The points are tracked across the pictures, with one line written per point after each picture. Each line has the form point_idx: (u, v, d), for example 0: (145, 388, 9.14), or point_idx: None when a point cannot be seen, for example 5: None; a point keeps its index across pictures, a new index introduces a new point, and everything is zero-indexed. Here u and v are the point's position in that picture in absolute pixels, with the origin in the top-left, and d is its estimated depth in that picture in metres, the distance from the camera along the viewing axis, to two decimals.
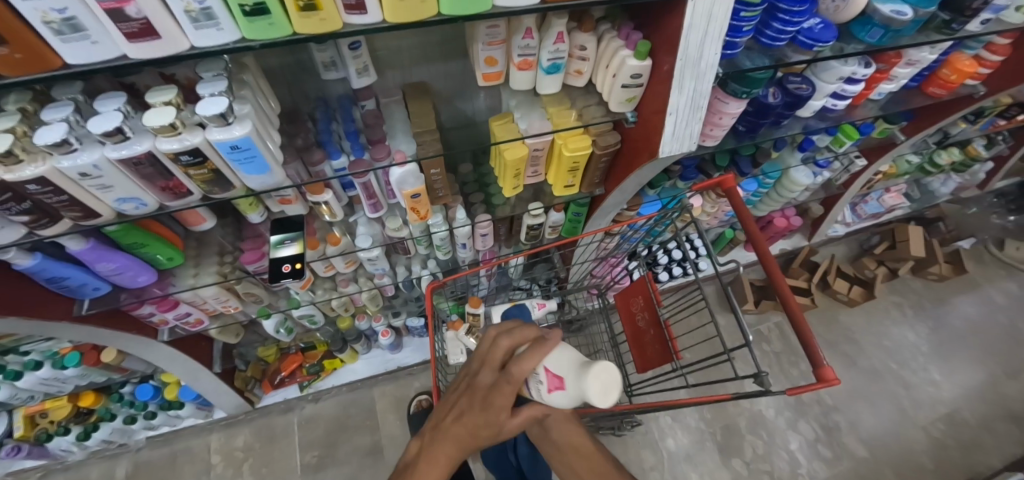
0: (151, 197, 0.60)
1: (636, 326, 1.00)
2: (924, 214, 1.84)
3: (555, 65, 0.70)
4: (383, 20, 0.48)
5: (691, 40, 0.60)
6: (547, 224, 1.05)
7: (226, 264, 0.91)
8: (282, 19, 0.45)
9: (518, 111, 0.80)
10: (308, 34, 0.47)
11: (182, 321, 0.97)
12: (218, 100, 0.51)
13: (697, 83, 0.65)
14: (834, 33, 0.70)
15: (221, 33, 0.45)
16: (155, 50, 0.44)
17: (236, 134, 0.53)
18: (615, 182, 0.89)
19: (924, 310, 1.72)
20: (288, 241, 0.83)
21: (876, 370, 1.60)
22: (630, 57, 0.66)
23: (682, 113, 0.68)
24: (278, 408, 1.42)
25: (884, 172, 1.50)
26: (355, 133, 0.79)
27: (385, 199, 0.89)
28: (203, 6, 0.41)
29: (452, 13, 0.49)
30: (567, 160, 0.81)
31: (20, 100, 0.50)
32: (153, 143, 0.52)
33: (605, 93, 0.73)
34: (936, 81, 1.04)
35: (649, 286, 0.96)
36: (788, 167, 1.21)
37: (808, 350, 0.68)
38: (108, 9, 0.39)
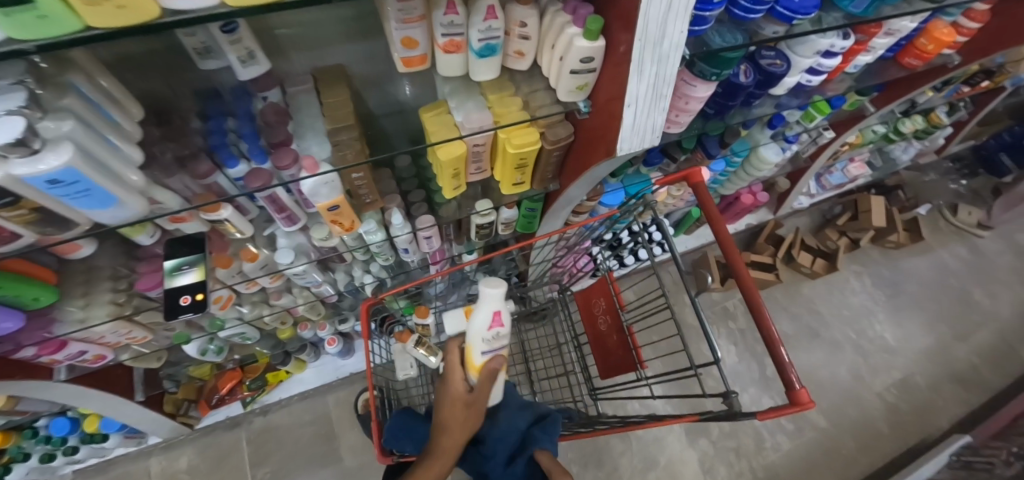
0: None
1: (598, 330, 0.92)
2: (885, 182, 1.83)
3: (488, 46, 0.57)
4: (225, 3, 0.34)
5: (651, 16, 0.48)
6: (499, 222, 0.94)
7: (121, 292, 0.77)
8: (56, 7, 0.30)
9: (452, 101, 0.67)
10: (112, 26, 0.33)
11: (79, 358, 0.84)
12: (11, 122, 0.37)
13: (659, 68, 0.54)
14: (817, 2, 0.60)
15: None
16: None
17: (48, 166, 0.39)
18: (570, 177, 0.79)
19: (882, 278, 1.74)
20: (186, 266, 0.70)
21: (836, 341, 1.62)
22: (578, 36, 0.53)
23: (641, 104, 0.57)
24: (222, 425, 1.29)
25: (850, 143, 1.45)
26: (254, 134, 0.64)
27: (302, 209, 0.75)
28: None
29: None
30: (513, 157, 0.69)
31: None
32: None
33: (552, 79, 0.61)
34: (913, 51, 0.97)
35: (611, 287, 0.88)
36: (757, 145, 1.13)
37: (781, 372, 0.62)
38: None
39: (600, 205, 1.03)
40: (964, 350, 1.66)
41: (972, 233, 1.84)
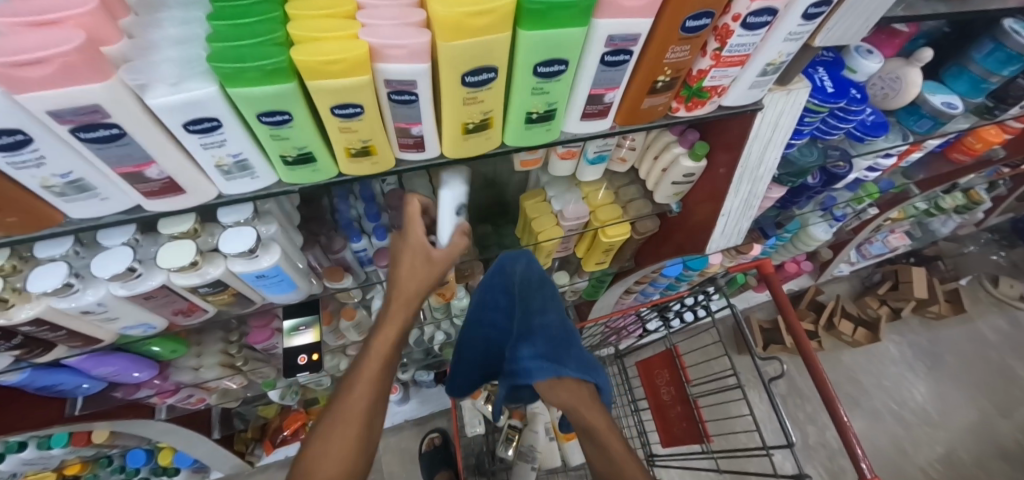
0: (161, 319, 0.53)
1: (660, 400, 0.97)
2: (923, 252, 1.86)
3: (600, 156, 0.65)
4: (441, 154, 0.42)
5: (753, 148, 0.56)
6: (569, 289, 1.01)
7: (232, 343, 0.82)
8: (327, 163, 0.39)
9: (551, 190, 0.75)
10: (356, 175, 0.41)
11: (183, 400, 0.88)
12: (245, 233, 0.46)
13: (753, 186, 0.61)
14: (887, 127, 0.68)
15: (255, 180, 0.39)
16: (178, 202, 0.39)
17: (263, 265, 0.48)
18: (647, 260, 0.85)
19: (922, 349, 1.74)
20: (303, 326, 0.75)
21: (877, 412, 1.61)
22: (684, 156, 0.61)
23: (733, 213, 0.64)
24: (278, 465, 1.28)
25: (892, 218, 1.50)
26: (378, 214, 0.73)
27: (406, 278, 0.84)
28: (238, 158, 0.36)
29: (520, 143, 0.43)
30: (603, 244, 0.77)
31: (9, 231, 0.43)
32: (168, 276, 0.46)
33: (650, 184, 0.69)
34: (960, 147, 1.03)
35: (677, 359, 0.93)
36: (808, 223, 1.19)
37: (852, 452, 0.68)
38: (125, 172, 0.34)
39: (660, 276, 1.08)
40: (1010, 427, 1.64)
41: (1014, 306, 1.84)
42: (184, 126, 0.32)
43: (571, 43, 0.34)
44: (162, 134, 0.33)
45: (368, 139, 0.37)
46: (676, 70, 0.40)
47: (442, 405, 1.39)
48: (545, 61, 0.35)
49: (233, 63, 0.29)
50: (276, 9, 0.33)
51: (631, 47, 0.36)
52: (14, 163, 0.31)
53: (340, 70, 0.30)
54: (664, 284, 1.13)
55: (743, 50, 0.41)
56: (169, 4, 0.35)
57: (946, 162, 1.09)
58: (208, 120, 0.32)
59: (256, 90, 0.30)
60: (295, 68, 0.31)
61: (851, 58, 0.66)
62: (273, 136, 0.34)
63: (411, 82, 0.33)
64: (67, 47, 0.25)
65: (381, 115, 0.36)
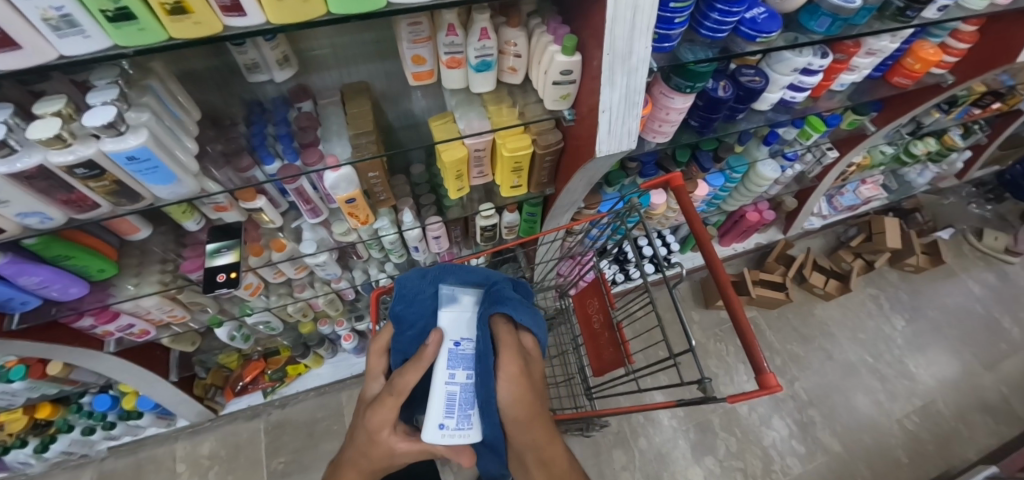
0: (56, 211, 0.58)
1: (592, 328, 0.97)
2: (902, 205, 1.81)
3: (484, 62, 0.66)
4: (268, 21, 0.45)
5: (616, 33, 0.57)
6: (502, 225, 1.02)
7: (168, 273, 0.87)
8: (153, 24, 0.42)
9: (457, 111, 0.76)
10: (188, 40, 0.45)
11: (127, 332, 0.93)
12: (107, 110, 0.49)
13: (629, 79, 0.62)
14: (778, 23, 0.67)
15: (89, 41, 0.42)
16: (22, 61, 0.42)
17: (130, 144, 0.51)
18: (563, 181, 0.86)
19: (902, 302, 1.68)
20: (224, 249, 0.79)
21: (853, 366, 1.55)
22: (559, 52, 0.62)
23: (615, 110, 0.65)
24: (243, 415, 1.33)
25: (857, 164, 1.48)
26: (288, 136, 0.76)
27: (325, 204, 0.86)
28: (61, 12, 0.39)
29: (343, 10, 0.45)
30: (508, 160, 0.78)
31: None
32: (44, 155, 0.50)
33: (540, 91, 0.70)
34: (901, 70, 1.01)
35: (603, 287, 0.94)
36: (755, 161, 1.18)
37: (748, 347, 0.67)
38: None
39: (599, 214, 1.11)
40: (993, 379, 1.56)
41: (1001, 259, 1.76)
42: None
43: None
44: None
45: None
46: None
47: None
48: None
49: None
50: None
51: None
52: None
53: None
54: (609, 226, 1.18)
55: None
56: None
57: (889, 87, 1.07)
58: None
59: None
60: None
61: None
62: None
63: None
64: None
65: None
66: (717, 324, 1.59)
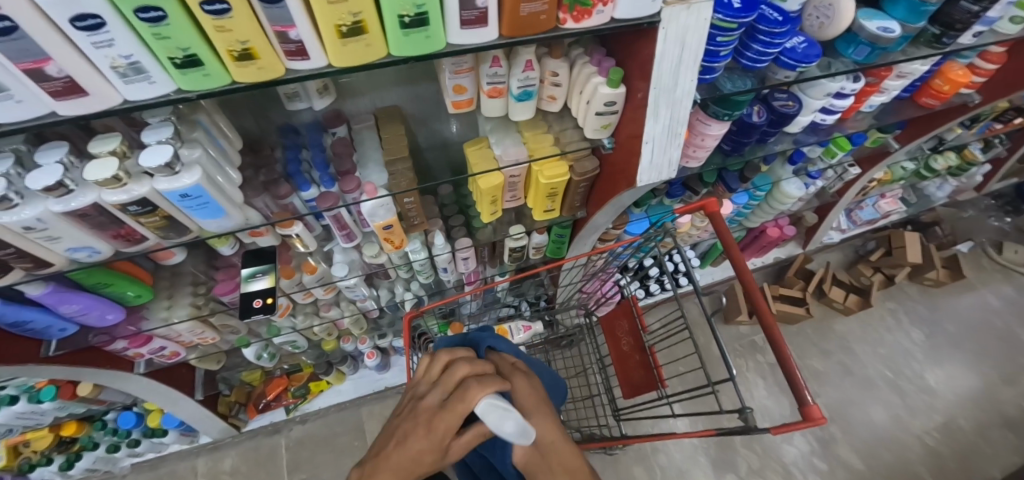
0: (104, 245, 0.58)
1: (621, 350, 0.97)
2: (920, 219, 1.79)
3: (526, 92, 0.67)
4: (329, 64, 0.45)
5: (664, 67, 0.57)
6: (530, 246, 1.02)
7: (200, 296, 0.87)
8: (218, 69, 0.42)
9: (492, 137, 0.77)
10: (250, 83, 0.45)
11: (158, 353, 0.93)
12: (163, 149, 0.49)
13: (673, 111, 0.62)
14: (818, 52, 0.67)
15: (154, 86, 0.42)
16: (88, 107, 0.43)
17: (184, 183, 0.51)
18: (596, 206, 0.86)
19: (922, 316, 1.67)
20: (259, 274, 0.79)
21: (873, 381, 1.54)
22: (603, 84, 0.63)
23: (657, 140, 0.65)
24: (265, 431, 1.33)
25: (878, 179, 1.47)
26: (324, 163, 0.76)
27: (359, 228, 0.86)
28: (130, 60, 0.39)
29: (402, 53, 0.45)
30: (545, 187, 0.78)
31: None
32: (98, 194, 0.51)
33: (580, 119, 0.70)
34: (929, 91, 1.01)
35: (634, 309, 0.93)
36: (779, 180, 1.18)
37: (789, 380, 0.67)
38: (27, 70, 0.38)
39: (626, 234, 1.11)
40: (1015, 394, 1.54)
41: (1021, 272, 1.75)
42: (70, 21, 0.36)
43: None
44: (53, 32, 0.36)
45: (246, 40, 0.39)
46: None
47: None
48: None
49: None
50: None
51: None
52: None
53: None
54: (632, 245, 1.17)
55: None
56: None
57: (916, 107, 1.06)
58: (90, 16, 0.36)
59: None
60: None
61: None
62: (155, 35, 0.38)
63: None
64: None
65: (255, 15, 0.39)
66: (736, 339, 1.58)
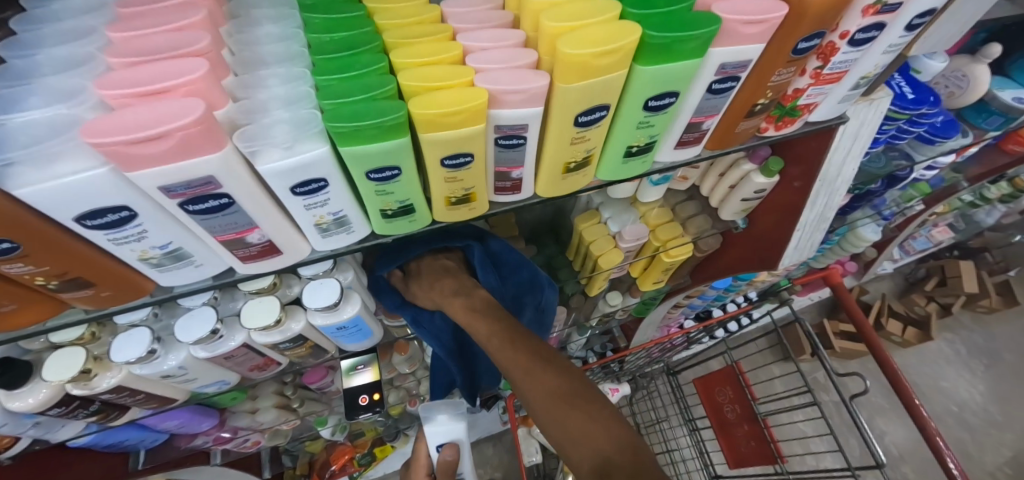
0: (235, 375, 0.54)
1: (725, 419, 0.94)
2: (968, 243, 1.78)
3: (665, 176, 0.63)
4: (534, 194, 0.41)
5: (833, 160, 0.55)
6: (620, 309, 0.98)
7: (288, 385, 0.81)
8: (425, 214, 0.37)
9: (608, 211, 0.73)
10: (450, 222, 0.40)
11: (238, 444, 0.88)
12: (328, 284, 0.45)
13: (829, 198, 0.60)
14: (958, 129, 0.66)
15: (351, 236, 0.38)
16: (271, 262, 0.38)
17: (345, 316, 0.47)
18: (704, 276, 0.85)
19: (978, 345, 1.65)
20: (361, 366, 0.73)
21: (938, 416, 1.52)
22: (756, 172, 0.59)
23: (808, 226, 0.63)
24: None
25: (936, 212, 1.45)
26: None
27: None
28: (337, 214, 0.35)
29: (614, 177, 0.41)
30: (665, 264, 0.75)
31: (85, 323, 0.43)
32: (249, 334, 0.46)
33: (714, 201, 0.67)
34: (1016, 138, 0.99)
35: (740, 378, 0.90)
36: (856, 225, 1.15)
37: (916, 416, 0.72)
38: (227, 240, 0.34)
39: (709, 289, 1.06)
40: None
41: None
42: (291, 189, 0.31)
43: (685, 74, 0.32)
44: (266, 199, 0.32)
45: (471, 187, 0.35)
46: (776, 92, 0.39)
47: (488, 431, 1.33)
48: (657, 95, 0.33)
49: (349, 121, 0.28)
50: (380, 60, 0.32)
51: (739, 73, 0.34)
52: (115, 238, 0.31)
53: (456, 121, 0.29)
54: (712, 296, 1.11)
55: (843, 65, 0.39)
56: (265, 58, 0.34)
57: (1000, 153, 1.04)
58: (314, 181, 0.31)
59: (369, 148, 0.29)
60: (410, 122, 0.30)
61: (914, 59, 0.66)
62: (377, 192, 0.33)
63: (522, 126, 0.32)
64: (188, 119, 0.25)
65: (485, 162, 0.34)
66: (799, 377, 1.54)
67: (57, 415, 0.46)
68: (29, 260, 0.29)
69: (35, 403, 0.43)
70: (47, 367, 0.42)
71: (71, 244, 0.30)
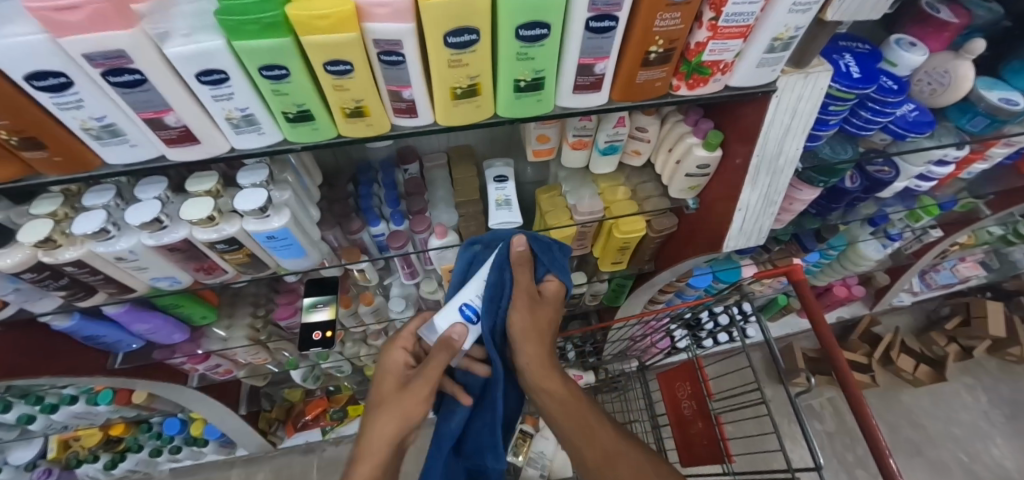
0: (185, 275, 0.60)
1: (680, 414, 0.92)
2: (1003, 286, 1.63)
3: (612, 146, 0.64)
4: (434, 121, 0.43)
5: (770, 136, 0.54)
6: (588, 292, 0.99)
7: (259, 318, 0.87)
8: (327, 123, 0.41)
9: (566, 185, 0.75)
10: (355, 137, 0.44)
11: (213, 370, 0.95)
12: (257, 193, 0.49)
13: (772, 179, 0.59)
14: (932, 123, 0.63)
15: (262, 137, 0.42)
16: (196, 153, 0.43)
17: (273, 225, 0.52)
18: (665, 262, 0.85)
19: (1003, 396, 1.51)
20: (321, 304, 0.75)
21: (945, 464, 1.40)
22: (698, 146, 0.60)
23: (751, 208, 0.62)
24: (299, 450, 1.34)
25: (960, 243, 1.35)
26: (396, 200, 0.75)
27: (422, 266, 0.85)
28: (245, 112, 0.39)
29: (510, 114, 0.43)
30: (618, 241, 0.75)
31: (54, 204, 0.50)
32: (190, 231, 0.52)
33: (664, 177, 0.67)
34: None
35: (698, 372, 0.88)
36: (855, 240, 1.10)
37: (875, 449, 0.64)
38: (149, 119, 0.39)
39: (687, 286, 1.05)
40: None
41: None
42: (197, 76, 0.36)
43: (551, 4, 0.34)
44: (179, 85, 0.37)
45: (361, 99, 0.39)
46: (669, 41, 0.40)
47: None
48: (527, 24, 0.35)
49: (233, 15, 0.32)
50: None
51: (616, 12, 0.36)
52: (59, 104, 0.37)
53: (329, 26, 0.33)
54: (693, 296, 1.11)
55: (743, 20, 0.40)
56: None
57: (1019, 177, 0.97)
58: (216, 72, 0.36)
59: (255, 43, 0.33)
60: (291, 23, 0.34)
61: (890, 50, 0.63)
62: (274, 91, 0.37)
63: (396, 41, 0.35)
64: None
65: (374, 75, 0.38)
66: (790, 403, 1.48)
67: (29, 281, 0.53)
68: None
69: (11, 264, 0.50)
70: (21, 232, 0.49)
71: (27, 105, 0.37)
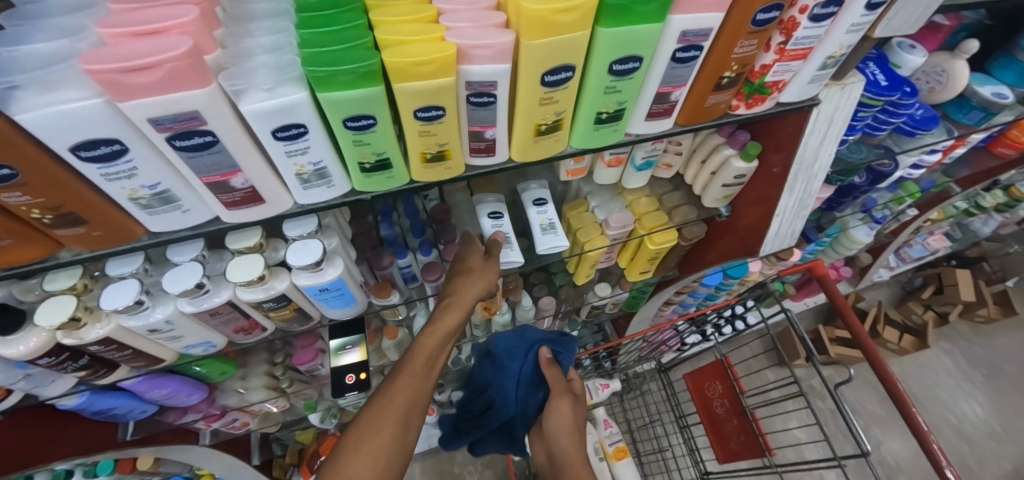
0: (220, 338, 0.56)
1: (713, 413, 0.94)
2: (965, 253, 1.76)
3: (648, 161, 0.64)
4: (508, 158, 0.42)
5: (809, 145, 0.56)
6: (610, 302, 0.99)
7: (277, 365, 0.82)
8: (401, 170, 0.40)
9: (594, 200, 0.74)
10: (425, 181, 0.42)
11: (228, 424, 0.89)
12: (310, 246, 0.46)
13: (807, 185, 0.61)
14: (938, 120, 0.67)
15: (330, 189, 0.40)
16: (256, 212, 0.40)
17: (327, 277, 0.49)
18: (691, 268, 0.87)
19: (977, 356, 1.63)
20: (350, 345, 0.67)
21: (936, 426, 1.50)
22: (736, 157, 0.61)
23: (787, 213, 0.64)
24: None
25: (931, 219, 1.45)
26: (422, 228, 0.71)
27: None
28: (317, 166, 0.37)
29: (585, 145, 0.42)
30: (650, 252, 0.76)
31: (74, 277, 0.45)
32: (234, 291, 0.48)
33: (697, 188, 0.68)
34: (1003, 140, 0.98)
35: (728, 371, 0.89)
36: (847, 227, 1.16)
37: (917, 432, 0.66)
38: (212, 183, 0.36)
39: (700, 286, 1.04)
40: None
41: None
42: (273, 133, 0.33)
43: (646, 39, 0.34)
44: (250, 142, 0.34)
45: (445, 143, 0.37)
46: (741, 65, 0.40)
47: None
48: (621, 58, 0.35)
49: (325, 66, 0.30)
50: (360, 17, 0.34)
51: (702, 42, 0.36)
52: (107, 174, 0.33)
53: (428, 72, 0.31)
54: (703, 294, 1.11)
55: (808, 42, 0.41)
56: (255, 15, 0.36)
57: (990, 157, 1.05)
58: (294, 127, 0.33)
59: (346, 94, 0.31)
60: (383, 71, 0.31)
61: (894, 52, 0.67)
62: (355, 142, 0.35)
63: (491, 83, 0.33)
64: (176, 52, 0.27)
65: (458, 119, 0.36)
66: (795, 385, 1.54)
67: (46, 366, 0.48)
68: (27, 191, 0.31)
69: (26, 351, 0.45)
70: (40, 314, 0.43)
71: (69, 180, 0.32)
